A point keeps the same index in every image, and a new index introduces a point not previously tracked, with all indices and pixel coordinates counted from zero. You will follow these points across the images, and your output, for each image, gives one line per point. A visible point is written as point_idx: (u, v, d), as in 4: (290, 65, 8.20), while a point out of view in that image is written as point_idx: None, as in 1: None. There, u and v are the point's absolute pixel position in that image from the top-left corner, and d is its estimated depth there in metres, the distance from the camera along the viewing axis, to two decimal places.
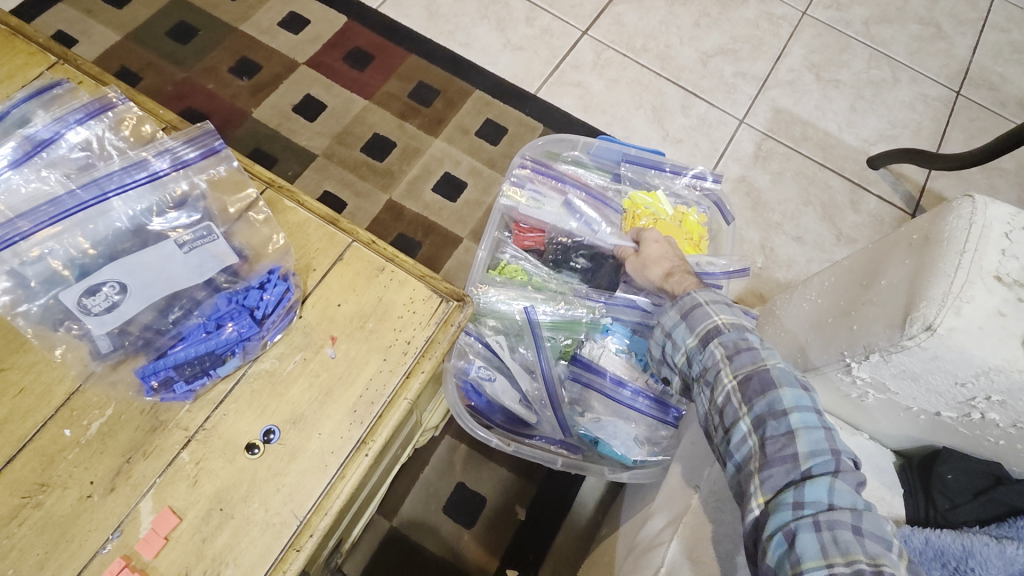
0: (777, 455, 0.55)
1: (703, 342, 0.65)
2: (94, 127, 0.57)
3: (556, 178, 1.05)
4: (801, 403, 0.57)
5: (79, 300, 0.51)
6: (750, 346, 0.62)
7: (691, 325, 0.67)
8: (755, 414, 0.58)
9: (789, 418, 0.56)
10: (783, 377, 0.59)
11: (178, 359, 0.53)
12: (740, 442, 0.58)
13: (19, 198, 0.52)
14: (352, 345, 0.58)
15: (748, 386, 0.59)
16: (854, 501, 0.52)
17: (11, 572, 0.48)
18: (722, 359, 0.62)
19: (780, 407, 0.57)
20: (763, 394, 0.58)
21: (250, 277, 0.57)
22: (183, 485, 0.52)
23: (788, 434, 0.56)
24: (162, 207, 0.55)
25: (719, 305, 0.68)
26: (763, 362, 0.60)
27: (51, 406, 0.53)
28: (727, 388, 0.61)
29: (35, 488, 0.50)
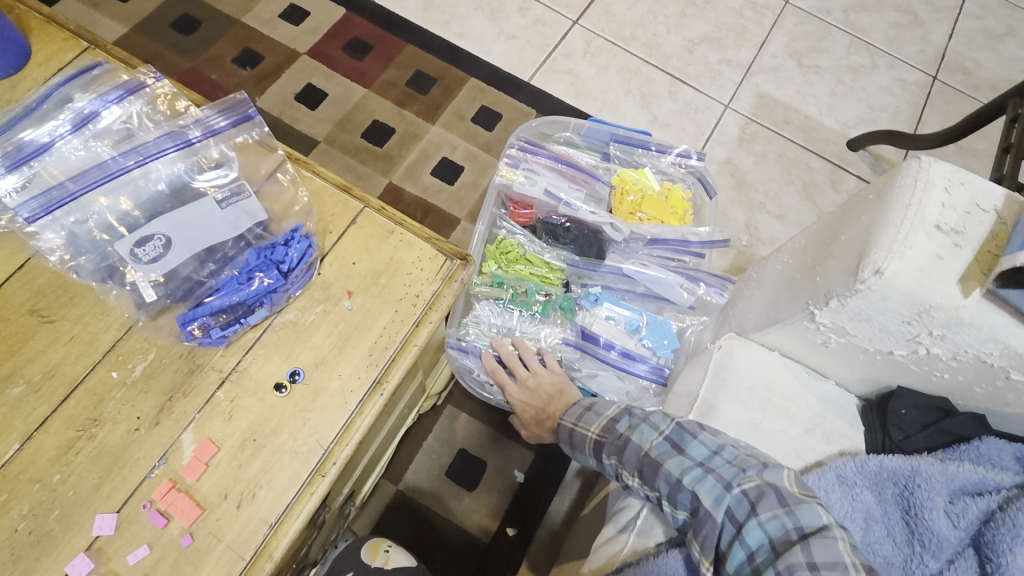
0: (699, 516, 0.60)
1: (597, 456, 0.72)
2: (134, 103, 0.64)
3: (548, 157, 1.11)
4: (683, 464, 0.63)
5: (131, 249, 0.58)
6: (617, 449, 0.69)
7: (579, 446, 0.75)
8: (664, 494, 0.63)
9: (683, 485, 0.61)
10: (660, 453, 0.65)
11: (214, 307, 0.60)
12: (673, 517, 0.63)
13: (70, 164, 0.59)
14: (367, 299, 0.64)
15: (645, 475, 0.65)
16: (782, 525, 0.55)
17: (72, 494, 0.54)
18: (618, 464, 0.68)
19: (673, 478, 0.62)
20: (656, 476, 0.64)
21: (277, 235, 0.64)
22: (220, 419, 0.58)
23: (693, 497, 0.60)
24: (198, 169, 0.62)
25: (591, 420, 0.75)
26: (642, 449, 0.66)
27: (99, 352, 0.59)
28: (637, 486, 0.66)
29: (89, 423, 0.56)
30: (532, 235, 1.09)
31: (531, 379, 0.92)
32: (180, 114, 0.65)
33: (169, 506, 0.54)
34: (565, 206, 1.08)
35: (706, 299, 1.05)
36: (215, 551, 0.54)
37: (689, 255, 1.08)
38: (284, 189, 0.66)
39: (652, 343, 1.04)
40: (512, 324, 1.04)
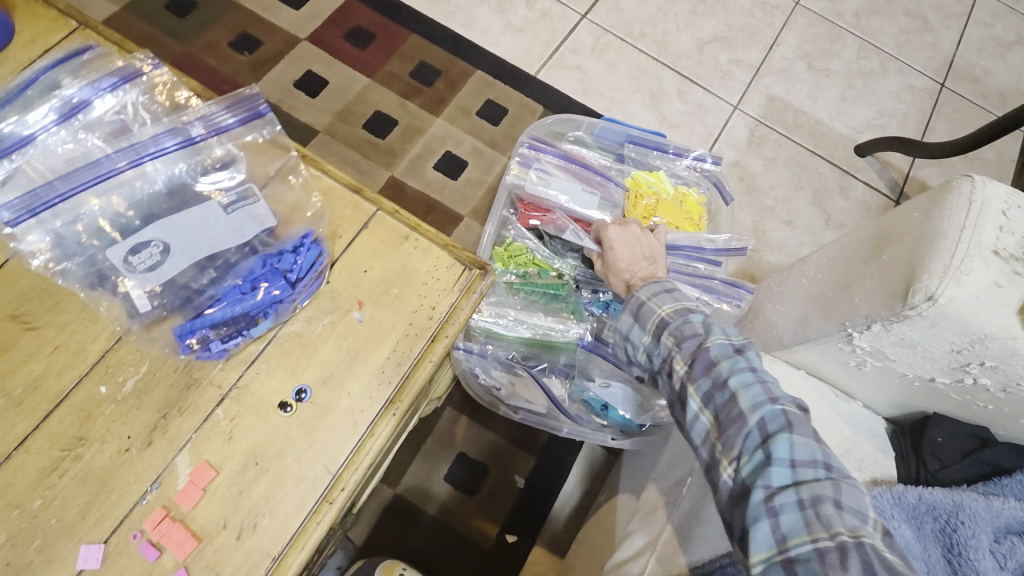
0: (729, 418, 0.57)
1: (656, 334, 0.68)
2: (130, 92, 0.59)
3: (558, 157, 1.07)
4: (736, 366, 0.59)
5: (124, 257, 0.53)
6: (695, 332, 0.64)
7: (642, 320, 0.70)
8: (701, 391, 0.60)
9: (728, 383, 0.58)
10: (720, 350, 0.61)
11: (215, 320, 0.55)
12: (693, 418, 0.60)
13: (57, 158, 0.54)
14: (378, 310, 0.60)
15: (694, 366, 0.61)
16: (811, 453, 0.53)
17: (54, 522, 0.49)
18: (674, 348, 0.64)
19: (720, 377, 0.59)
20: (707, 371, 0.60)
21: (284, 241, 0.59)
22: (219, 439, 0.54)
23: (730, 396, 0.57)
24: (202, 169, 0.58)
25: (664, 297, 0.70)
26: (703, 343, 0.62)
27: (86, 363, 0.54)
28: (678, 373, 0.62)
29: (74, 441, 0.52)
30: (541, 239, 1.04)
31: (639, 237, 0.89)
32: (182, 106, 0.60)
33: (162, 535, 0.50)
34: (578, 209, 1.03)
35: (721, 310, 1.00)
36: None
37: (704, 262, 1.04)
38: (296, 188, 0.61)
39: None
40: (521, 317, 0.98)
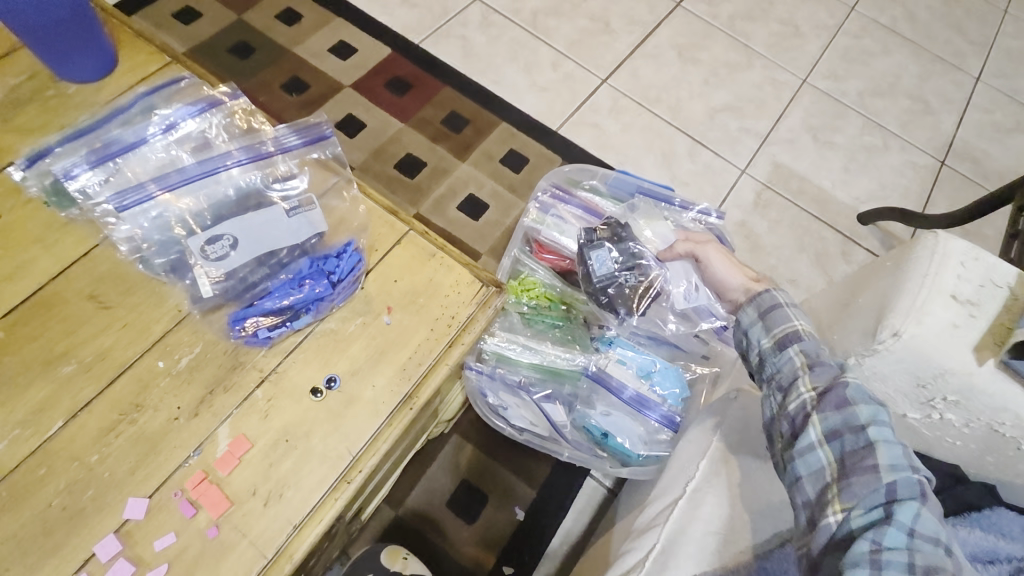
0: (857, 467, 0.55)
1: (779, 344, 0.66)
2: (216, 115, 0.70)
3: (577, 207, 1.15)
4: (877, 417, 0.57)
5: (201, 246, 0.63)
6: (829, 361, 0.63)
7: (769, 327, 0.68)
8: (827, 425, 0.58)
9: (866, 431, 0.56)
10: (859, 392, 0.59)
11: (264, 309, 0.64)
12: (809, 449, 0.58)
13: (150, 165, 0.66)
14: (405, 315, 0.67)
15: (825, 398, 0.59)
16: (936, 529, 0.52)
17: (107, 476, 0.56)
18: (802, 369, 0.62)
19: (855, 422, 0.57)
20: (840, 408, 0.58)
21: (330, 248, 0.68)
22: (256, 417, 0.60)
23: (867, 446, 0.55)
24: (273, 179, 0.68)
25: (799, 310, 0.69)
26: (840, 377, 0.60)
27: (148, 341, 0.62)
28: (802, 396, 0.60)
29: (131, 407, 0.59)
30: (610, 251, 1.05)
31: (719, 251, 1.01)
32: (259, 129, 0.71)
33: (200, 495, 0.56)
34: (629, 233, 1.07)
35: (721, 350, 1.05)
36: (235, 553, 0.54)
37: None
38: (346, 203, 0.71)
39: (663, 391, 1.01)
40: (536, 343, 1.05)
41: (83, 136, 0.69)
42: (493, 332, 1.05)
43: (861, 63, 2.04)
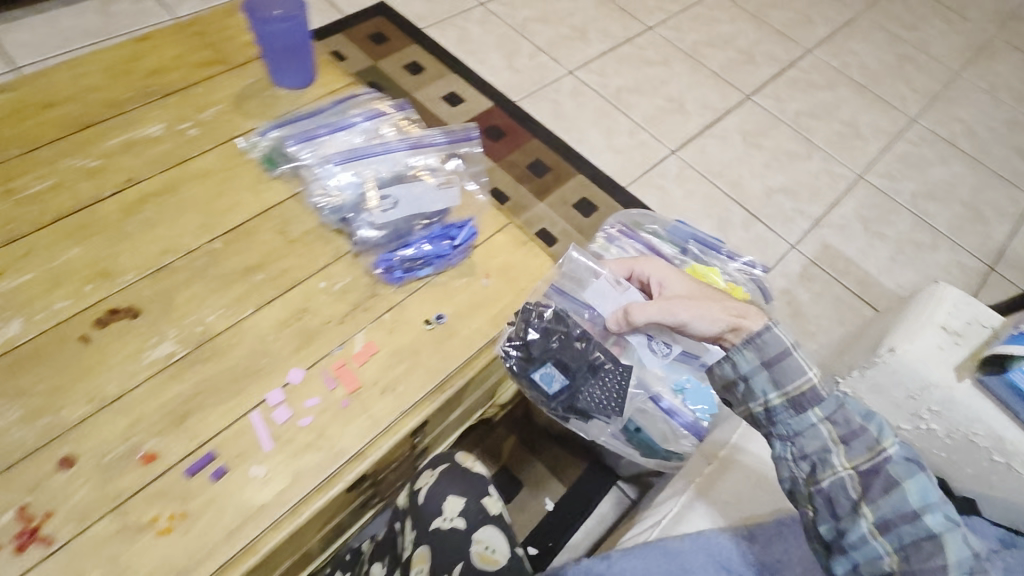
0: (923, 563, 0.52)
1: (795, 405, 0.62)
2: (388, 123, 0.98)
3: (639, 243, 1.34)
4: (929, 498, 0.54)
5: (373, 202, 0.87)
6: (858, 426, 0.59)
7: (775, 378, 0.64)
8: (879, 515, 0.54)
9: (924, 521, 0.53)
10: (903, 469, 0.56)
11: (402, 256, 0.85)
12: (861, 540, 0.54)
13: (341, 145, 0.94)
14: (500, 281, 0.88)
15: (870, 481, 0.56)
16: None
17: (278, 351, 0.77)
18: (835, 440, 0.59)
19: (908, 508, 0.54)
20: (888, 492, 0.55)
21: (453, 222, 0.90)
22: (384, 331, 0.81)
23: (931, 541, 0.52)
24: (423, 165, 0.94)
25: (805, 352, 0.64)
26: (879, 449, 0.57)
27: (316, 267, 0.85)
28: (839, 474, 0.57)
29: (300, 309, 0.81)
30: (553, 368, 0.84)
31: (670, 273, 0.86)
32: (414, 132, 0.97)
33: (339, 375, 0.76)
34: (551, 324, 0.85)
35: None
36: (359, 420, 0.74)
37: None
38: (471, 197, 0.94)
39: (693, 404, 1.09)
40: None
41: (295, 126, 0.97)
42: None
43: (916, 167, 2.20)
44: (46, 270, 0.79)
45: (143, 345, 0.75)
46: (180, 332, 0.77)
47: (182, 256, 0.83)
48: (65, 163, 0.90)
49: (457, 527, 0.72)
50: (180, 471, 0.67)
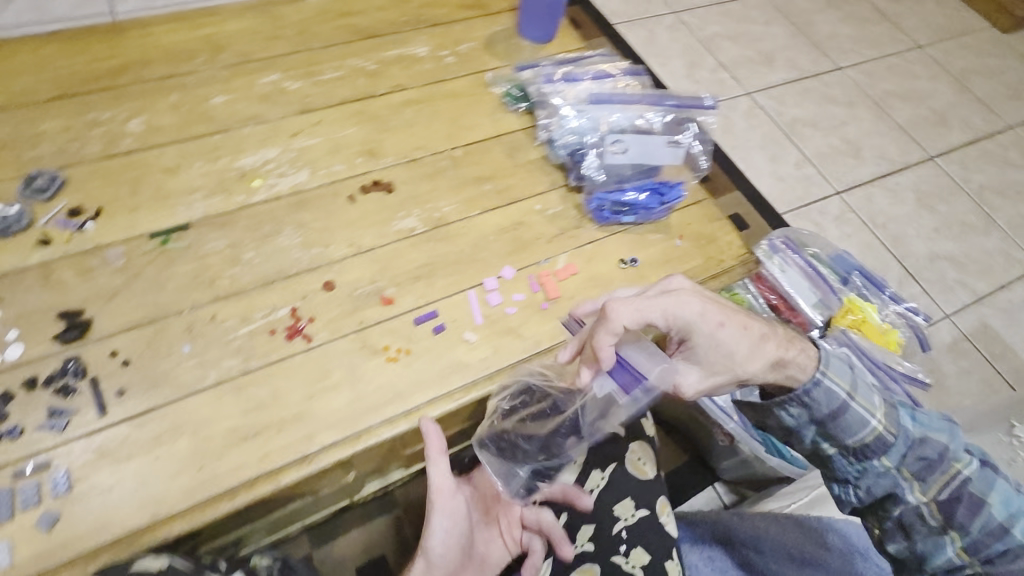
0: (1005, 566, 0.63)
1: (858, 452, 0.66)
2: (635, 81, 1.03)
3: (801, 261, 1.34)
4: (1001, 508, 0.64)
5: (601, 148, 0.93)
6: (929, 457, 0.65)
7: (836, 430, 0.66)
8: (967, 536, 0.63)
9: (1004, 532, 0.63)
10: (977, 485, 0.64)
11: (613, 198, 0.93)
12: (948, 560, 0.64)
13: (582, 87, 1.00)
14: (690, 246, 0.96)
15: (954, 510, 0.63)
16: None
17: (495, 250, 0.90)
18: (908, 477, 0.65)
19: (990, 524, 0.63)
20: (974, 516, 0.63)
21: (666, 181, 0.96)
22: (583, 259, 0.91)
23: (1014, 548, 0.63)
24: (652, 123, 0.97)
25: (859, 396, 0.66)
26: (951, 475, 0.65)
27: (534, 192, 0.97)
28: (920, 507, 0.64)
29: (516, 222, 0.93)
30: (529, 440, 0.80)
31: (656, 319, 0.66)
32: (654, 91, 1.00)
33: (543, 282, 0.87)
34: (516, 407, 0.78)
35: None
36: (554, 322, 0.85)
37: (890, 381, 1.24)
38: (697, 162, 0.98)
39: None
40: None
41: (547, 67, 1.05)
42: None
43: None
44: (330, 139, 0.97)
45: (393, 217, 0.91)
46: (421, 214, 0.92)
47: (430, 154, 0.98)
48: (350, 61, 1.06)
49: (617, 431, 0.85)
50: (411, 318, 0.82)
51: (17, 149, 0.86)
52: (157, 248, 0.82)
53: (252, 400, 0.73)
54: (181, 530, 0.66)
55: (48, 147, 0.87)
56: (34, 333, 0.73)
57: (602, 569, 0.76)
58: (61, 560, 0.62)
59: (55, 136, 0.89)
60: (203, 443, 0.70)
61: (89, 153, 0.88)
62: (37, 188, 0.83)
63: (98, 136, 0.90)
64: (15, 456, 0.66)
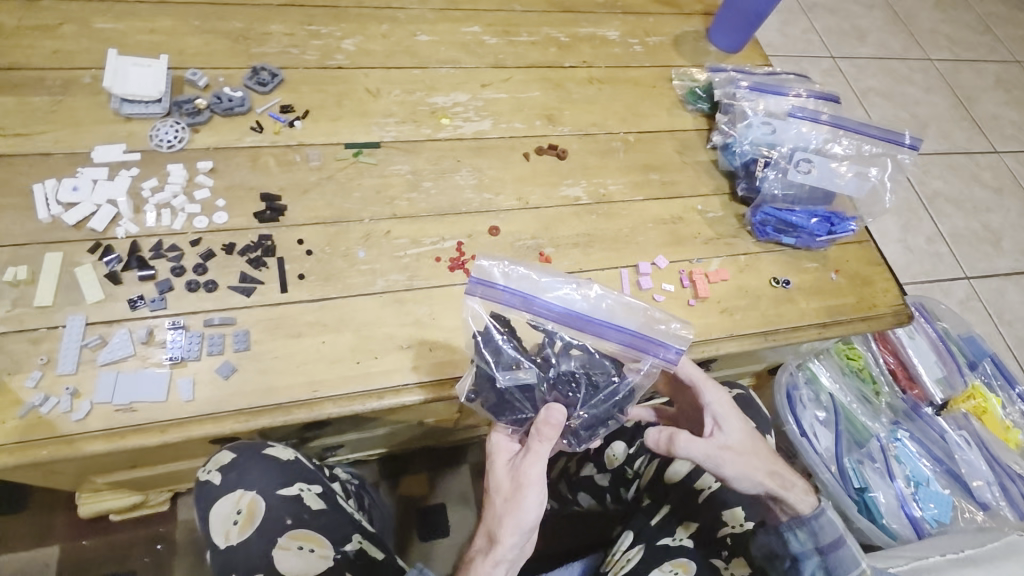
0: None
1: None
2: (826, 105, 1.01)
3: (933, 332, 1.29)
4: None
5: (781, 167, 0.93)
6: None
7: (829, 565, 0.67)
8: None
9: None
10: None
11: (779, 216, 0.92)
12: None
13: (772, 99, 0.99)
14: (845, 283, 0.94)
15: None
16: None
17: (651, 237, 0.91)
18: None
19: None
20: None
21: (836, 212, 0.94)
22: (735, 268, 0.91)
23: None
24: (837, 150, 0.96)
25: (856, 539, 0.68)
26: None
27: (698, 192, 0.97)
28: None
29: (674, 216, 0.94)
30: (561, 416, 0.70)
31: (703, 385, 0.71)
32: (845, 117, 0.98)
33: (693, 279, 0.88)
34: (510, 392, 0.68)
35: (1000, 511, 1.10)
36: (697, 318, 0.86)
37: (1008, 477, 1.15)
38: (879, 199, 0.95)
39: (921, 508, 1.08)
40: (841, 391, 1.20)
41: (738, 72, 1.05)
42: (820, 359, 1.21)
43: None
44: (515, 97, 1.00)
45: (561, 183, 0.93)
46: (588, 187, 0.94)
47: (605, 133, 1.00)
48: (545, 30, 1.08)
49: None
50: None
51: (247, 42, 0.93)
52: (349, 158, 0.88)
53: (410, 315, 0.78)
54: (331, 413, 0.71)
55: (273, 46, 0.94)
56: (239, 206, 0.80)
57: (698, 567, 0.76)
58: (235, 407, 0.69)
59: (280, 38, 0.95)
60: (363, 341, 0.75)
61: (306, 61, 0.94)
62: (259, 81, 0.89)
63: (316, 47, 0.96)
64: (208, 307, 0.73)
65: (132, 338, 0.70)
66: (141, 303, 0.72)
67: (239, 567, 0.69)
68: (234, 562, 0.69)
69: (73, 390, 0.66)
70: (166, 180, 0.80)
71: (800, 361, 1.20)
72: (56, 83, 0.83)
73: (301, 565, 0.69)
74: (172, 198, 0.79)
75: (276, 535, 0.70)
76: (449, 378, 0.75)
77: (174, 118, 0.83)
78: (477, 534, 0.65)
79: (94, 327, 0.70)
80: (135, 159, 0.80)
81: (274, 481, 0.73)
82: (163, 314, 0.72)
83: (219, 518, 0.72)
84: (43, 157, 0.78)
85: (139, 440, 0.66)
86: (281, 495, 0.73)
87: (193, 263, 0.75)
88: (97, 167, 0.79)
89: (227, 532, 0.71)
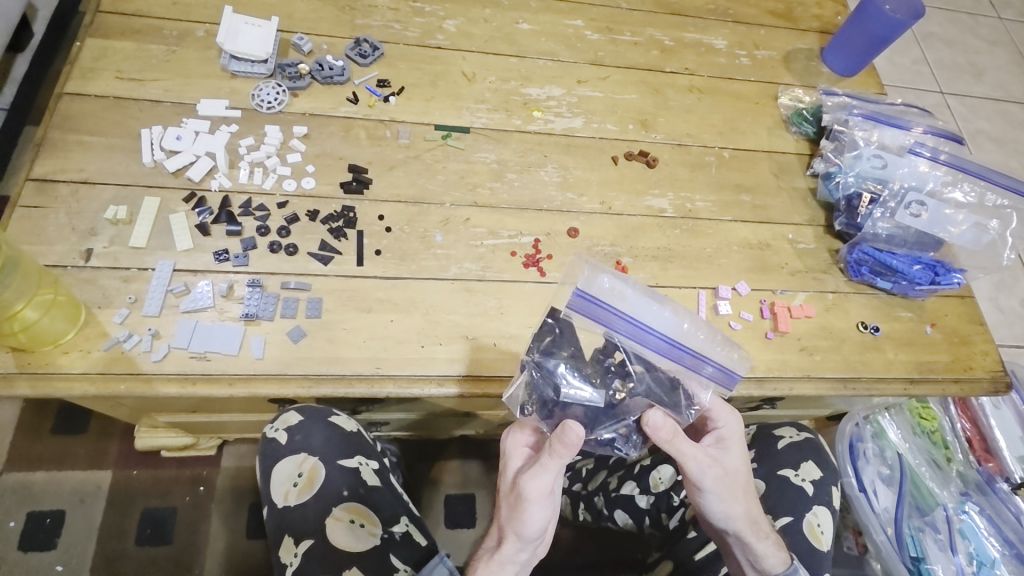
0: None
1: None
2: (948, 144, 0.93)
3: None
4: None
5: (889, 205, 0.87)
6: None
7: None
8: None
9: None
10: None
11: (878, 258, 0.86)
12: None
13: (888, 132, 0.92)
14: (939, 339, 0.87)
15: None
16: None
17: (735, 261, 0.87)
18: None
19: None
20: None
21: (942, 262, 0.87)
22: (820, 305, 0.86)
23: None
24: (955, 195, 0.88)
25: None
26: None
27: (790, 220, 0.92)
28: None
29: (762, 241, 0.89)
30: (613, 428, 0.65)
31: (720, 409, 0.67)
32: (968, 161, 0.90)
33: (774, 312, 0.83)
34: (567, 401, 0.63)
35: None
36: (773, 353, 0.81)
37: None
38: (996, 254, 0.87)
39: None
40: (910, 453, 1.12)
41: (852, 99, 0.98)
42: (891, 416, 1.13)
43: None
44: (610, 97, 0.97)
45: (647, 191, 0.90)
46: (674, 199, 0.90)
47: (698, 145, 0.95)
48: (649, 31, 1.04)
49: (803, 488, 0.82)
50: None
51: (353, 13, 0.93)
52: (437, 140, 0.87)
53: (479, 306, 0.77)
54: (391, 392, 0.71)
55: (377, 19, 0.94)
56: (326, 174, 0.81)
57: None
58: (298, 372, 0.70)
59: (384, 12, 0.95)
60: (430, 325, 0.75)
61: (407, 38, 0.94)
62: (360, 52, 0.90)
63: (418, 24, 0.95)
64: (285, 270, 0.74)
65: (213, 290, 0.72)
66: (226, 258, 0.73)
67: (296, 528, 0.71)
68: (290, 522, 0.72)
69: (154, 332, 0.69)
70: (263, 140, 0.81)
71: (870, 414, 1.12)
72: (172, 33, 0.86)
73: (350, 539, 0.70)
74: (265, 158, 0.80)
75: (330, 504, 0.72)
76: (495, 375, 0.74)
77: (276, 81, 0.85)
78: (489, 532, 0.64)
79: (180, 274, 0.72)
80: (235, 116, 0.82)
81: (336, 450, 0.75)
82: (244, 271, 0.73)
83: (279, 477, 0.74)
84: (153, 104, 0.81)
85: (208, 389, 0.68)
86: (341, 466, 0.74)
87: (278, 225, 0.76)
88: (200, 120, 0.81)
89: (286, 493, 0.73)
